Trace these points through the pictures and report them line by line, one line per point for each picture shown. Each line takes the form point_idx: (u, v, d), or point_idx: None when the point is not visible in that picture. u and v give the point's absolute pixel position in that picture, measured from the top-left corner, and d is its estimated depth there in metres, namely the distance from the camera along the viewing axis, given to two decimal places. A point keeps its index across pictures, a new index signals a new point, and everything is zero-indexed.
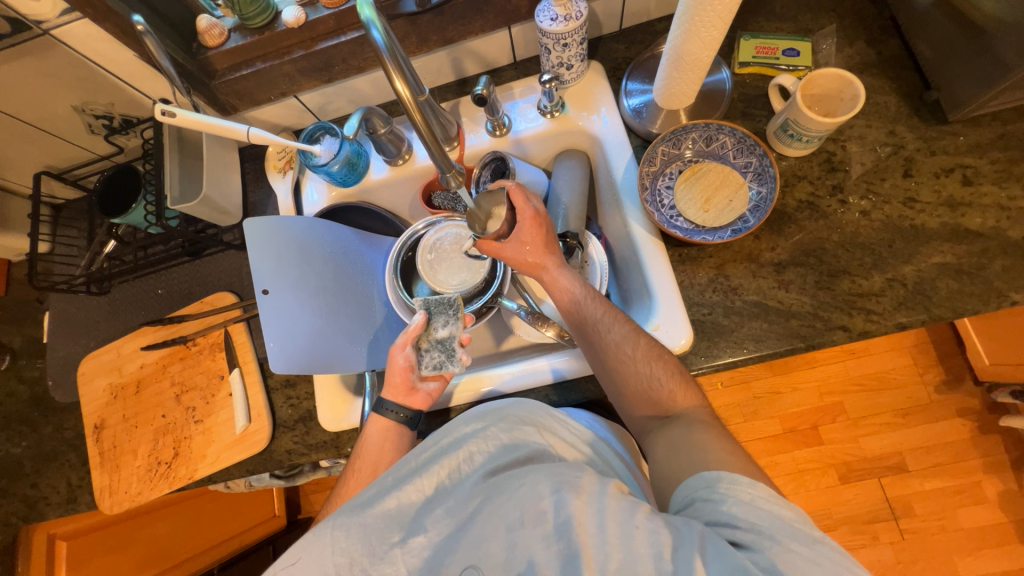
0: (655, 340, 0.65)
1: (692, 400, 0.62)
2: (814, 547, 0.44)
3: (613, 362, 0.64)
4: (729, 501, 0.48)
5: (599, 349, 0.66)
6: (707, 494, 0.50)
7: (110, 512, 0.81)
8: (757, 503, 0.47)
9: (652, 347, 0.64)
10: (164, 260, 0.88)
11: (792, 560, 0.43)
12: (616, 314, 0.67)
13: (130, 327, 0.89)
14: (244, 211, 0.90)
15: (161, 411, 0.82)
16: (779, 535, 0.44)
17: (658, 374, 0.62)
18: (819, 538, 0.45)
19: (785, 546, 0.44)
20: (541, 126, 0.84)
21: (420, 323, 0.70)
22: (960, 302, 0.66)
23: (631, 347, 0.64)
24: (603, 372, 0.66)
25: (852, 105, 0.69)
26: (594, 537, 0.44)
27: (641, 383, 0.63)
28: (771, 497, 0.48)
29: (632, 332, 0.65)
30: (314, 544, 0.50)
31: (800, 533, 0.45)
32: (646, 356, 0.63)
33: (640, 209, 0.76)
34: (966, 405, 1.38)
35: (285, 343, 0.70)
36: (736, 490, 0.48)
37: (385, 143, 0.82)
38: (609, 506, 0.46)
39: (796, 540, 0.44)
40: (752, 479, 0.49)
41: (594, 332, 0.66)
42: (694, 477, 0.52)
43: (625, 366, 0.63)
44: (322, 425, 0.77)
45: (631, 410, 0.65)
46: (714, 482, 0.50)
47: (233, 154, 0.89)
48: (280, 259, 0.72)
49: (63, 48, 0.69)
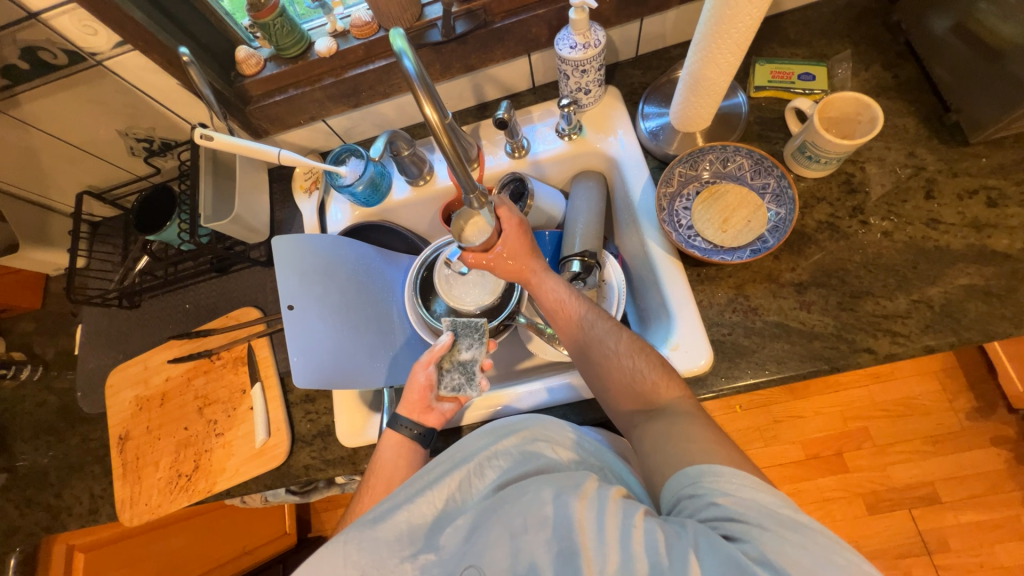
0: (639, 336, 0.65)
1: (676, 391, 0.59)
2: (804, 532, 0.42)
3: (596, 358, 0.64)
4: (714, 494, 0.47)
5: (584, 348, 0.66)
6: (693, 491, 0.48)
7: (129, 524, 0.81)
8: (741, 493, 0.46)
9: (635, 340, 0.64)
10: (193, 276, 0.91)
11: (784, 549, 0.41)
12: (600, 312, 0.68)
13: (158, 341, 0.91)
14: (271, 229, 0.93)
15: (183, 423, 0.84)
16: (767, 524, 0.43)
17: (641, 365, 0.61)
18: (807, 522, 0.43)
19: (776, 534, 0.42)
20: (559, 148, 0.86)
21: (446, 343, 0.72)
22: (991, 325, 0.65)
23: (615, 340, 0.64)
24: (589, 371, 0.65)
25: (870, 127, 0.70)
26: (594, 539, 0.44)
27: (624, 376, 0.61)
28: (755, 484, 0.46)
29: (616, 328, 0.66)
30: (325, 559, 0.49)
31: (789, 520, 0.43)
32: (629, 349, 0.62)
33: (658, 230, 0.77)
34: (999, 434, 1.32)
35: (307, 359, 0.71)
36: (720, 481, 0.47)
37: (407, 165, 0.84)
38: (608, 509, 0.46)
39: (786, 527, 0.43)
40: (735, 469, 0.48)
41: (581, 330, 0.67)
42: (677, 475, 0.51)
43: (608, 358, 0.63)
44: (340, 440, 0.77)
45: (616, 407, 0.62)
46: (698, 477, 0.49)
47: (263, 175, 0.93)
48: (305, 277, 0.74)
49: (114, 77, 0.74)
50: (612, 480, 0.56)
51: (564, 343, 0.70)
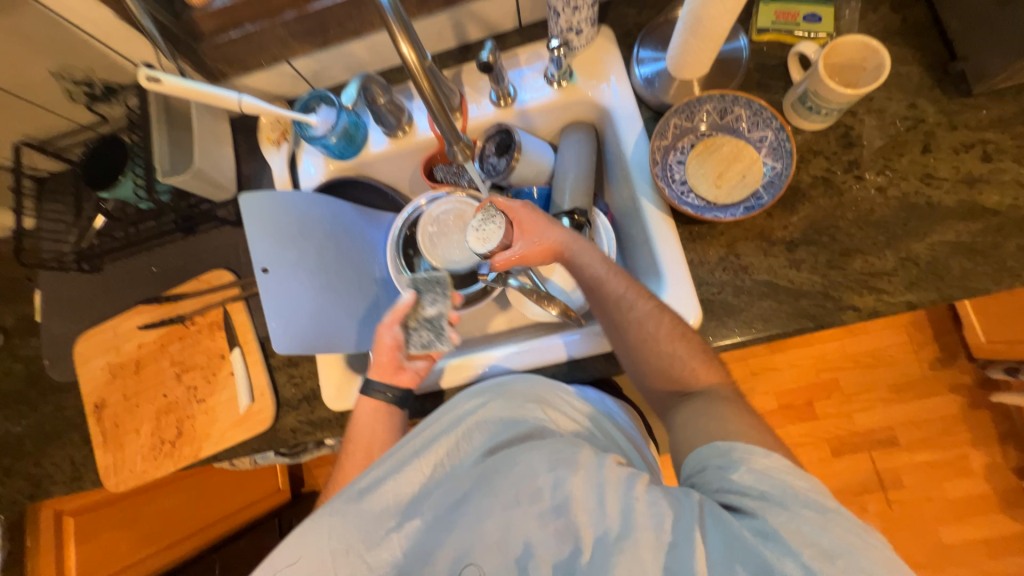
0: (678, 318, 0.62)
1: (716, 378, 0.59)
2: (829, 516, 0.41)
3: (633, 341, 0.62)
4: (740, 469, 0.46)
5: (620, 328, 0.62)
6: (719, 461, 0.48)
7: (115, 490, 0.81)
8: (769, 471, 0.45)
9: (675, 324, 0.61)
10: (157, 236, 0.86)
11: (799, 529, 0.41)
12: (639, 290, 0.63)
13: (126, 305, 0.87)
14: (238, 185, 0.87)
15: (162, 390, 0.81)
16: (790, 504, 0.42)
17: (681, 354, 0.60)
18: (834, 507, 0.42)
19: (795, 514, 0.42)
20: (548, 96, 0.80)
21: (409, 302, 0.71)
22: (973, 282, 0.65)
23: (654, 326, 0.61)
24: (622, 350, 0.63)
25: (875, 75, 0.66)
26: (592, 509, 0.45)
27: (662, 362, 0.60)
28: (787, 467, 0.45)
29: (657, 309, 0.62)
30: (313, 531, 0.49)
31: (814, 501, 0.42)
32: (668, 337, 0.60)
33: (651, 186, 0.74)
34: (957, 381, 1.40)
35: (287, 324, 0.68)
36: (751, 458, 0.47)
37: (384, 114, 0.78)
38: (608, 481, 0.46)
39: (809, 508, 0.42)
40: (769, 451, 0.47)
41: (618, 310, 0.62)
42: (706, 445, 0.50)
43: (647, 344, 0.61)
44: (327, 403, 0.76)
45: (645, 384, 0.63)
46: (728, 450, 0.48)
47: (224, 125, 0.85)
48: (279, 238, 0.69)
49: (33, 5, 0.65)
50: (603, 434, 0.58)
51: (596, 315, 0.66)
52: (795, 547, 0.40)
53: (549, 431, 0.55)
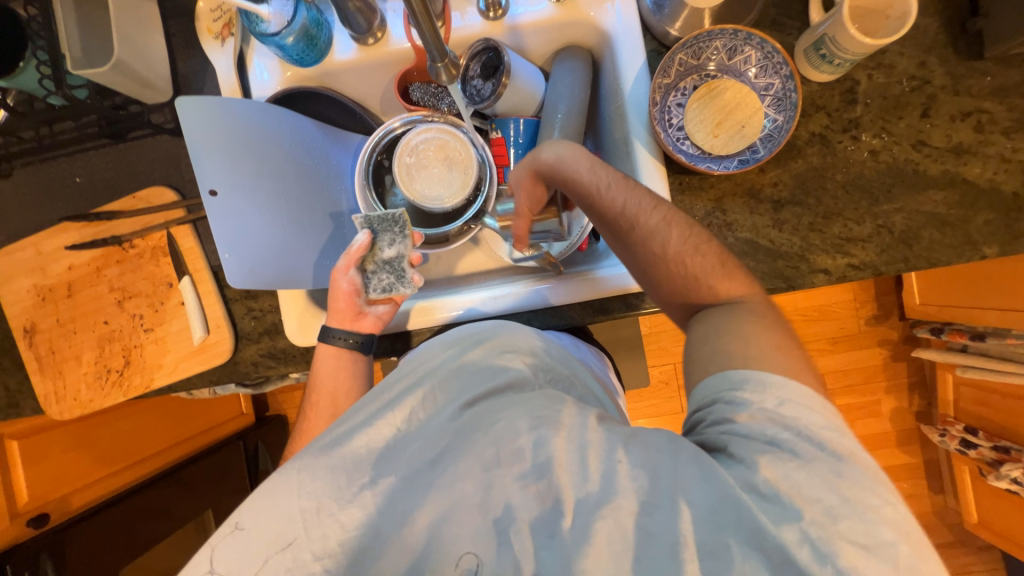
0: (690, 227, 0.58)
1: (742, 288, 0.56)
2: (836, 465, 0.41)
3: (643, 259, 0.58)
4: (748, 407, 0.45)
5: (629, 247, 0.59)
6: (729, 398, 0.47)
7: (59, 418, 0.76)
8: (780, 410, 0.44)
9: (690, 235, 0.58)
10: (77, 141, 0.74)
11: (802, 484, 0.40)
12: (645, 202, 0.59)
13: (47, 221, 0.76)
14: (175, 86, 0.74)
15: (102, 317, 0.75)
16: (801, 452, 0.42)
17: (694, 267, 0.56)
18: (844, 453, 0.41)
19: (803, 465, 0.41)
20: (545, 11, 0.71)
21: (364, 243, 0.66)
22: (938, 253, 0.68)
23: (663, 243, 0.57)
24: (635, 270, 0.61)
25: (897, 26, 0.62)
26: (574, 473, 0.45)
27: (674, 280, 0.57)
28: (801, 404, 0.44)
29: (666, 220, 0.58)
30: (279, 488, 0.46)
31: (823, 448, 0.42)
32: (680, 250, 0.57)
33: (648, 129, 0.69)
34: (887, 337, 1.53)
35: (242, 255, 0.62)
36: (762, 394, 0.45)
37: (352, 14, 0.67)
38: (590, 441, 0.46)
39: (819, 457, 0.41)
40: (783, 381, 0.45)
41: (627, 228, 0.58)
42: (717, 377, 0.48)
43: (656, 262, 0.57)
44: (289, 338, 0.72)
45: (665, 301, 0.60)
46: (739, 384, 0.46)
47: (152, 7, 0.70)
48: (228, 155, 0.61)
49: None
50: (578, 384, 0.58)
51: (603, 233, 0.62)
52: (795, 510, 0.39)
53: (529, 382, 0.53)
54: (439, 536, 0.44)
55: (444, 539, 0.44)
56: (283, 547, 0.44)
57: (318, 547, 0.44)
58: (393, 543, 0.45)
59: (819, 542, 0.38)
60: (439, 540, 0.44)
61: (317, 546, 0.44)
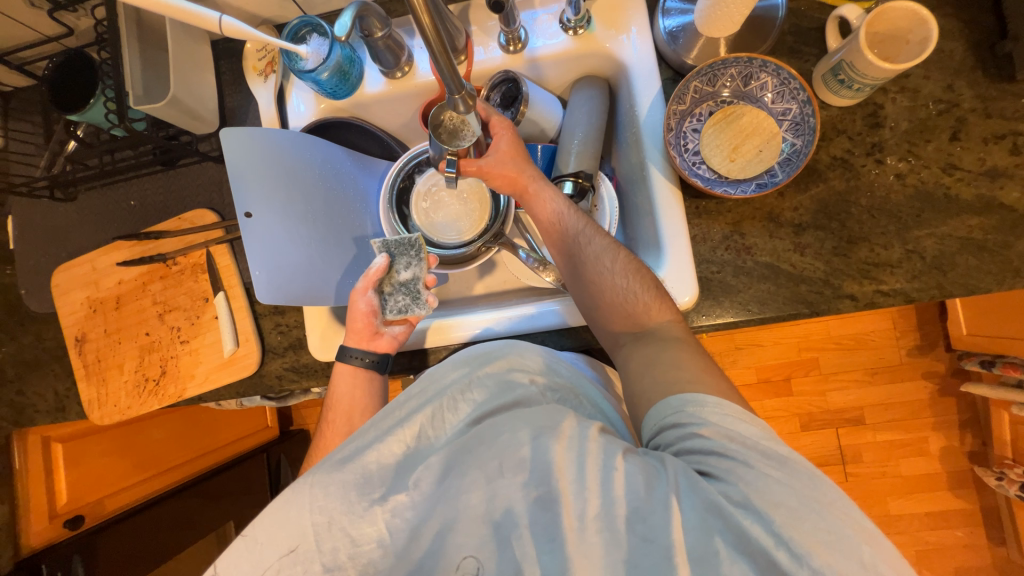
0: (634, 255, 0.65)
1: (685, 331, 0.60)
2: (786, 466, 0.43)
3: (590, 276, 0.63)
4: (699, 424, 0.47)
5: (580, 265, 0.64)
6: (676, 420, 0.49)
7: (100, 423, 0.81)
8: (725, 424, 0.47)
9: (630, 262, 0.63)
10: (134, 168, 0.81)
11: (765, 488, 0.41)
12: (597, 229, 0.66)
13: (103, 238, 0.83)
14: (222, 118, 0.81)
15: (145, 328, 0.80)
16: (753, 461, 0.43)
17: (635, 286, 0.61)
18: (787, 455, 0.44)
19: (758, 472, 0.43)
20: (562, 44, 0.74)
21: (382, 266, 0.69)
22: (975, 279, 0.64)
23: (611, 260, 0.63)
24: (580, 291, 0.64)
25: (918, 50, 0.61)
26: (573, 482, 0.44)
27: (616, 296, 0.61)
28: (737, 415, 0.48)
29: (613, 246, 0.65)
30: (291, 504, 0.46)
31: (771, 453, 0.44)
32: (624, 269, 0.62)
33: (662, 153, 0.70)
34: (931, 369, 1.43)
35: (272, 273, 0.66)
36: (705, 411, 0.48)
37: (382, 51, 0.72)
38: (589, 450, 0.46)
39: (770, 463, 0.43)
40: (718, 399, 0.49)
41: (579, 246, 0.65)
42: (662, 403, 0.51)
43: (602, 278, 0.62)
44: (312, 353, 0.75)
45: (603, 327, 0.63)
46: (682, 406, 0.49)
47: (206, 48, 0.78)
48: (264, 180, 0.66)
49: None
50: (587, 405, 0.57)
51: (555, 256, 0.68)
52: (767, 514, 0.40)
53: (537, 401, 0.53)
54: (443, 544, 0.45)
55: (447, 545, 0.45)
56: (289, 553, 0.45)
57: (328, 558, 0.45)
58: (401, 559, 0.46)
59: (793, 549, 0.39)
60: (442, 547, 0.45)
61: (326, 558, 0.45)
